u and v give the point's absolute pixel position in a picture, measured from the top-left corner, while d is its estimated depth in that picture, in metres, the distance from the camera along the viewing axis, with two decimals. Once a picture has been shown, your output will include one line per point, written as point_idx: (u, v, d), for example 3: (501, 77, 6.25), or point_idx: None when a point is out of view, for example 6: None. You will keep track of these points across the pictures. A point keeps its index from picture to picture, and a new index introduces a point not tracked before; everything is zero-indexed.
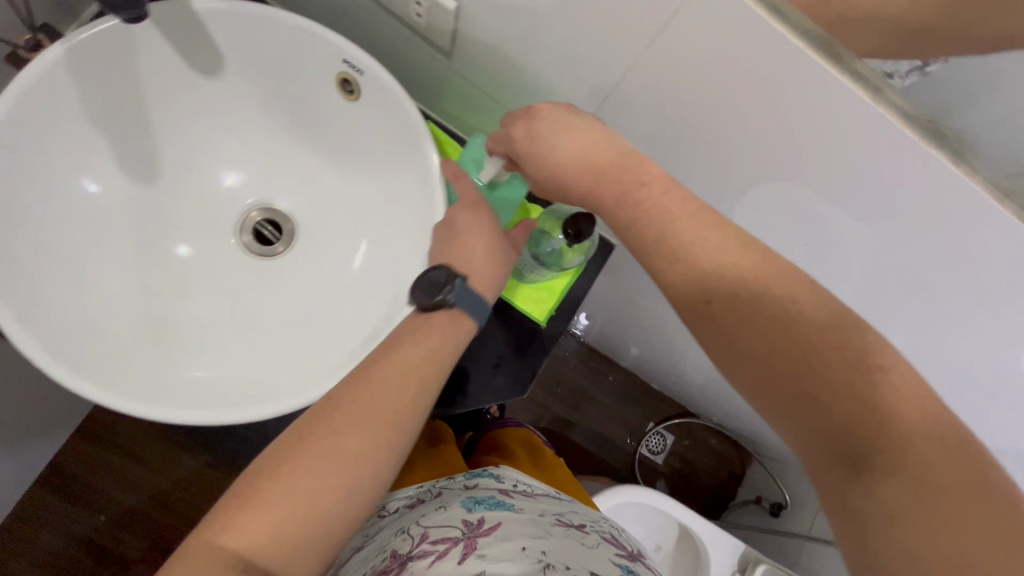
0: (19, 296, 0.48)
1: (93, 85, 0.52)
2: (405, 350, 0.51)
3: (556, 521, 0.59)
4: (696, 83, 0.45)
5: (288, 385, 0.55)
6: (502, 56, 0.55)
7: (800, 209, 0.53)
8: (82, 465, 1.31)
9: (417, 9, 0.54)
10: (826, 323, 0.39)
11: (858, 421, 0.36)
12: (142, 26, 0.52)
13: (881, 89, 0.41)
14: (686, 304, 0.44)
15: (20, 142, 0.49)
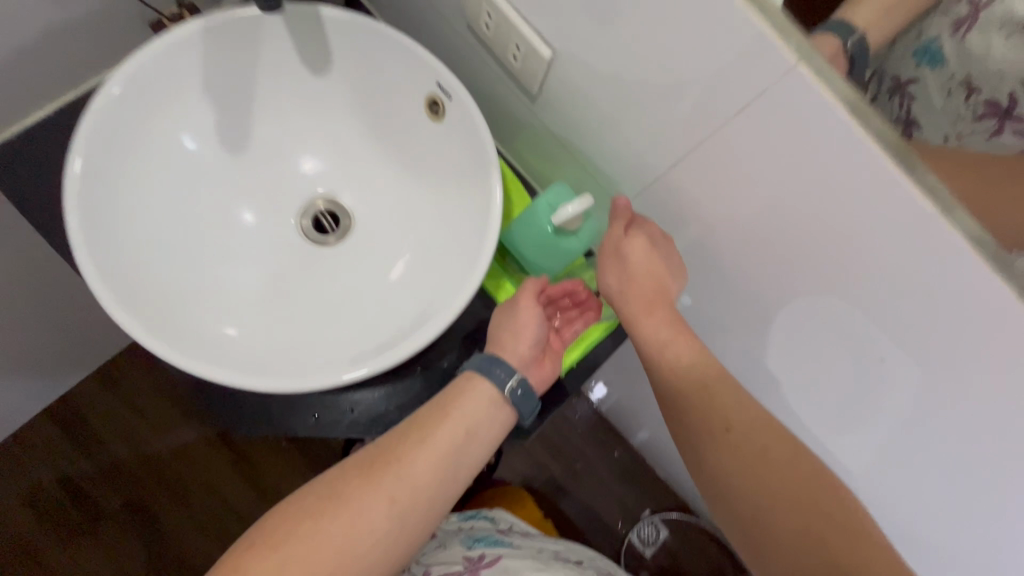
0: (95, 222, 0.53)
1: (217, 59, 0.59)
2: (457, 408, 0.58)
3: (551, 557, 0.74)
4: (766, 167, 0.47)
5: (305, 368, 0.56)
6: (581, 111, 0.58)
7: (849, 316, 0.52)
8: (88, 408, 1.35)
9: (514, 53, 0.58)
10: (816, 472, 0.51)
11: (840, 559, 0.48)
12: (272, 18, 0.58)
13: (951, 209, 0.40)
14: (715, 431, 0.54)
15: (141, 92, 0.56)
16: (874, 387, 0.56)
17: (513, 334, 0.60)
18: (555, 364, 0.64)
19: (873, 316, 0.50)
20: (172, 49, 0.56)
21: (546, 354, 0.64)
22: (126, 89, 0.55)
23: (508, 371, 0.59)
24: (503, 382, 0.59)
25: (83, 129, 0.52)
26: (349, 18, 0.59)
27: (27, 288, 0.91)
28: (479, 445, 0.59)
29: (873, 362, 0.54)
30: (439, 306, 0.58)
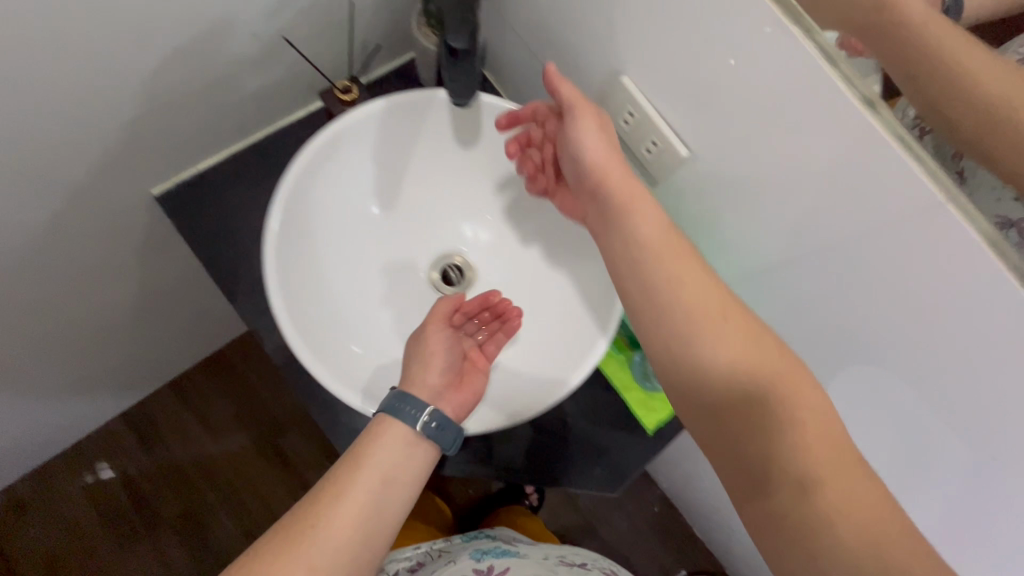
0: (283, 265, 0.62)
1: (390, 130, 0.68)
2: (374, 457, 0.57)
3: (559, 562, 0.81)
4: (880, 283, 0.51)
5: (441, 412, 0.63)
6: (700, 203, 0.65)
7: (943, 437, 0.54)
8: (161, 412, 1.42)
9: (649, 147, 0.66)
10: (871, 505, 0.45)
11: None
12: (442, 100, 0.67)
13: (1001, 250, 0.43)
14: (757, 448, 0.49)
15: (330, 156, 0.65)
16: (962, 515, 0.56)
17: (416, 349, 0.63)
18: (473, 385, 0.65)
19: (965, 443, 0.52)
20: (355, 126, 0.65)
21: (466, 375, 0.65)
22: (313, 160, 0.64)
23: (420, 406, 0.59)
24: (413, 419, 0.58)
25: (284, 193, 0.62)
26: (506, 105, 0.68)
27: (150, 301, 1.00)
28: (395, 488, 0.57)
29: (962, 486, 0.55)
30: (560, 368, 0.65)
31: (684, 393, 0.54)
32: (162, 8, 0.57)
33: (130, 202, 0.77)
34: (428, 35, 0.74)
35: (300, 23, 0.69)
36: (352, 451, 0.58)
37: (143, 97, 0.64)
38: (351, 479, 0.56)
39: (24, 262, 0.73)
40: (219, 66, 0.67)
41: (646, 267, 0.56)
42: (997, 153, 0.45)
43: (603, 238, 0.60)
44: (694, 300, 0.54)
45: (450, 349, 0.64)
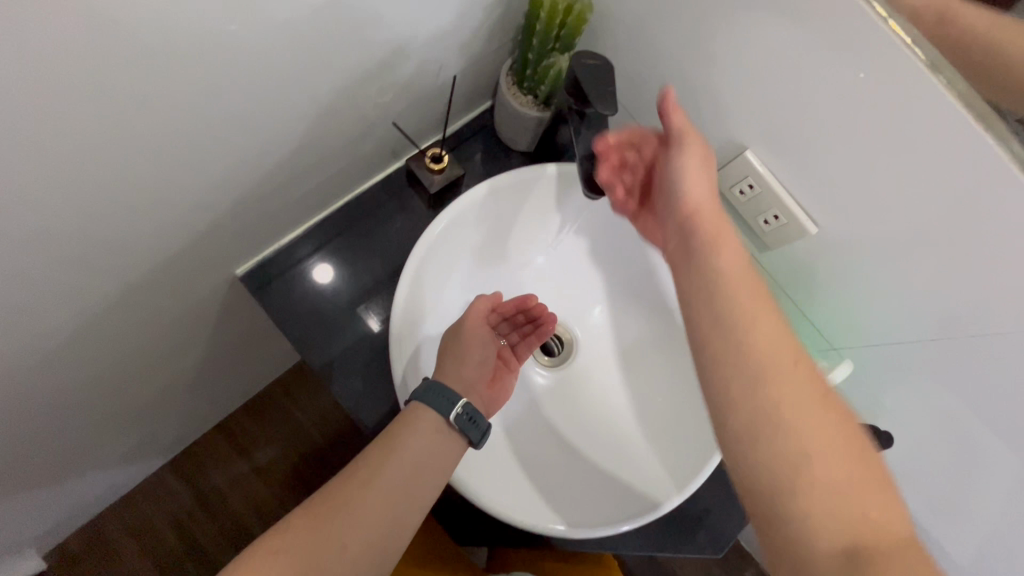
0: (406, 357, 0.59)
1: (499, 206, 0.65)
2: (402, 450, 0.55)
3: None
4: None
5: (583, 509, 0.61)
6: (825, 265, 0.64)
7: None
8: (207, 454, 1.38)
9: (768, 220, 0.65)
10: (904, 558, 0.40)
11: None
12: (551, 175, 0.66)
13: None
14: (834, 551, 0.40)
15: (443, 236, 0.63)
16: None
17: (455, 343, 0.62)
18: (506, 386, 0.63)
19: None
20: (463, 213, 0.63)
21: (498, 375, 0.64)
22: (425, 255, 0.61)
23: (451, 397, 0.58)
24: (447, 408, 0.57)
25: (403, 295, 0.60)
26: None
27: (214, 365, 0.96)
28: (420, 478, 0.55)
29: None
30: (695, 450, 0.63)
31: (801, 494, 0.42)
32: (265, 94, 0.54)
33: (210, 282, 0.74)
34: (518, 94, 0.71)
35: (390, 92, 0.66)
36: (387, 432, 0.57)
37: (234, 181, 0.62)
38: (381, 461, 0.55)
39: (108, 352, 0.70)
40: (309, 142, 0.64)
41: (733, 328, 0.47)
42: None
43: (677, 284, 0.53)
44: (781, 382, 0.44)
45: (487, 349, 0.63)
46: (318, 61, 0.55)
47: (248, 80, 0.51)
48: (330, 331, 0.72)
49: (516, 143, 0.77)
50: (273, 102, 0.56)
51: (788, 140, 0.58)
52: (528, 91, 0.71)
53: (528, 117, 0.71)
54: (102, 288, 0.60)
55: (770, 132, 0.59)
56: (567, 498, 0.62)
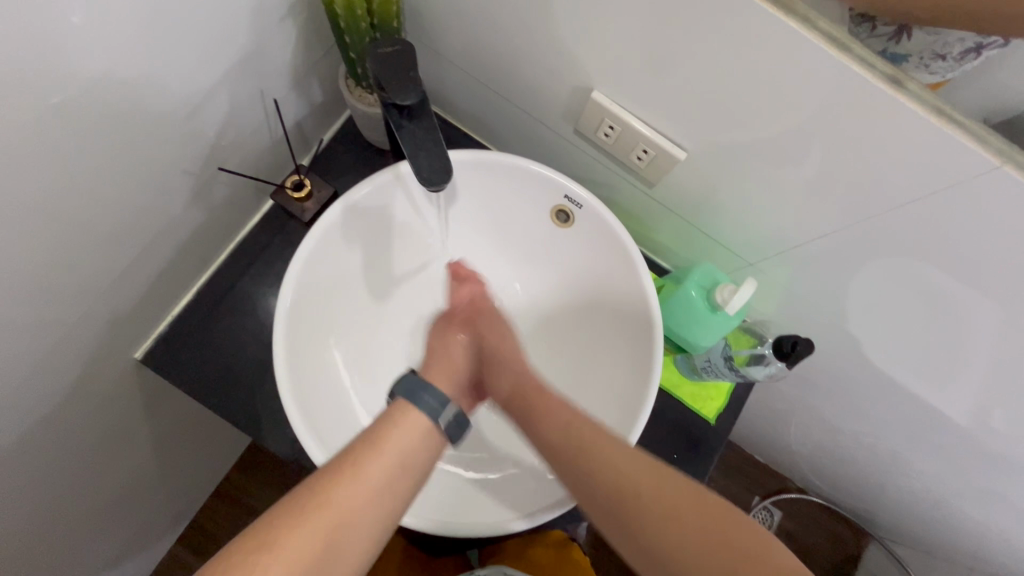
0: (306, 402, 0.56)
1: (363, 220, 0.62)
2: (396, 436, 0.51)
3: None
4: (934, 213, 0.49)
5: (515, 503, 0.62)
6: (710, 178, 0.62)
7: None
8: (212, 521, 1.33)
9: (641, 155, 0.62)
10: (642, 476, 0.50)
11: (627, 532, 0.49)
12: (407, 173, 0.62)
13: (901, 81, 0.43)
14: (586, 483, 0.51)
15: (312, 268, 0.59)
16: None
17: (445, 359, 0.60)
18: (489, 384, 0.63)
19: None
20: (326, 237, 0.59)
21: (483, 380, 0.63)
22: (299, 294, 0.58)
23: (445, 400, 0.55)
24: (436, 410, 0.54)
25: (280, 337, 0.55)
26: (473, 157, 0.62)
27: (170, 444, 0.94)
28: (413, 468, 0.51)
29: None
30: (627, 409, 0.61)
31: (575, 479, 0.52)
32: (74, 184, 0.50)
33: (117, 375, 0.71)
34: (363, 95, 0.67)
35: (223, 133, 0.62)
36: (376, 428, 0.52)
37: (89, 276, 0.58)
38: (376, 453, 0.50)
39: (34, 477, 0.67)
40: (156, 210, 0.61)
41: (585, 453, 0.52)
42: (837, 21, 0.44)
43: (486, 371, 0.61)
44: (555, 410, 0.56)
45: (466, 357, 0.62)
46: (118, 133, 0.51)
47: (46, 178, 0.48)
48: (250, 387, 0.70)
49: (383, 143, 0.74)
50: (91, 189, 0.52)
51: (632, 68, 0.55)
52: (371, 89, 0.67)
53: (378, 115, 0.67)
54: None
55: (611, 67, 0.56)
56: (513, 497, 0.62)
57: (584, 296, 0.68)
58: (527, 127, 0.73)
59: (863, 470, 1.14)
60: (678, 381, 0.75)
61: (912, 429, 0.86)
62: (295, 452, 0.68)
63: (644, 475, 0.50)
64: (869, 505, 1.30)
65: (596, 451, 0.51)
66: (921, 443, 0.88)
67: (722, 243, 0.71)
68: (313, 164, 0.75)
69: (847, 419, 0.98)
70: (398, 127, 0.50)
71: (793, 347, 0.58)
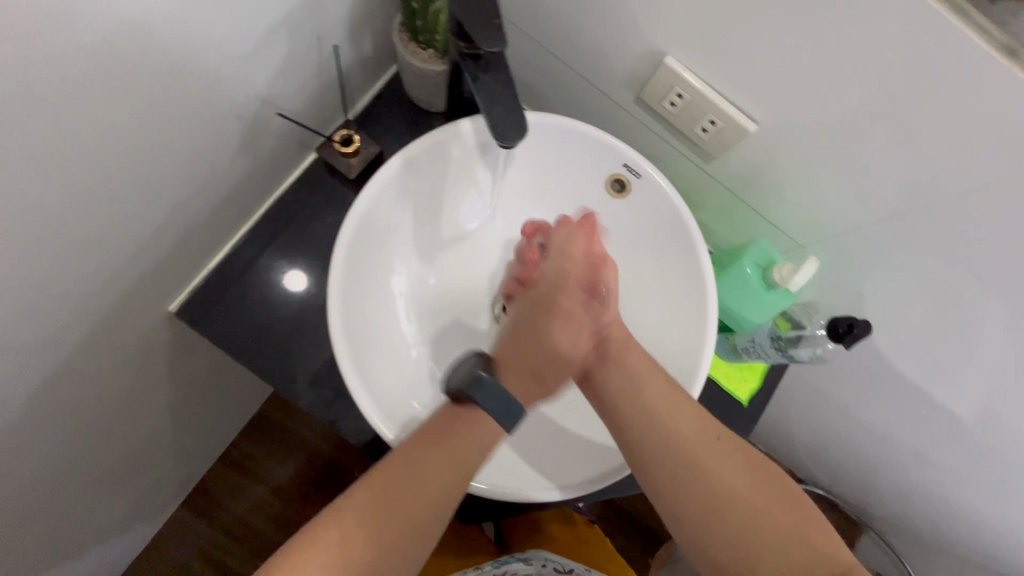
0: (358, 357, 0.55)
1: (419, 176, 0.61)
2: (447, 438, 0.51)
3: None
4: (1010, 202, 0.49)
5: (567, 470, 0.61)
6: (773, 155, 0.61)
7: None
8: (215, 485, 1.31)
9: (705, 127, 0.61)
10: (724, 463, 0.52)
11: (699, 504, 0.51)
12: (466, 132, 0.60)
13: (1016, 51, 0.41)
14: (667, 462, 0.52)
15: (367, 222, 0.58)
16: None
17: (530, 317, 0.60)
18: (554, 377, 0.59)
19: None
20: (381, 192, 0.58)
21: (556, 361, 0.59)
22: (353, 247, 0.57)
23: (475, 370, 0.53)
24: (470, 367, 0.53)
25: (336, 289, 0.54)
26: (535, 119, 0.61)
27: (187, 405, 0.92)
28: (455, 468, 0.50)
29: None
30: (677, 381, 0.61)
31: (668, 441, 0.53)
32: (121, 116, 0.48)
33: (147, 325, 0.69)
34: (418, 51, 0.65)
35: (274, 78, 0.60)
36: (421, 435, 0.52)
37: (128, 219, 0.56)
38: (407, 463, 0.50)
39: (57, 427, 0.65)
40: (201, 157, 0.59)
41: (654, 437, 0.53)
42: None
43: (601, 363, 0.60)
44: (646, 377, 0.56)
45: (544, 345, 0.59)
46: (172, 67, 0.49)
47: (94, 106, 0.45)
48: (285, 345, 0.68)
49: (431, 103, 0.72)
50: (138, 123, 0.49)
51: (708, 33, 0.53)
52: (427, 45, 0.65)
53: (432, 73, 0.65)
54: (20, 369, 0.55)
55: (689, 32, 0.54)
56: (559, 466, 0.61)
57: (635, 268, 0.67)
58: (581, 96, 0.71)
59: (871, 466, 1.14)
60: (714, 360, 0.75)
61: (932, 427, 0.86)
62: (330, 413, 0.67)
63: (717, 459, 0.52)
64: (868, 499, 1.32)
65: (668, 430, 0.53)
66: (938, 442, 0.88)
67: (773, 225, 0.70)
68: (358, 121, 0.73)
69: (864, 413, 0.98)
70: (474, 79, 0.48)
71: (849, 328, 0.58)
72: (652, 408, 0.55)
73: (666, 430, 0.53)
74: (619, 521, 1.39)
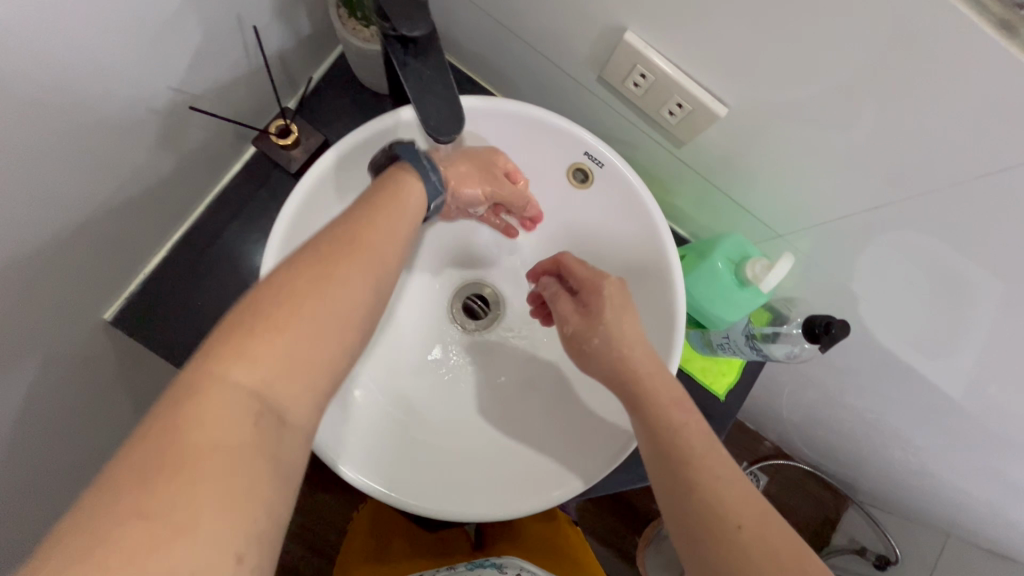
0: None
1: (356, 170, 0.56)
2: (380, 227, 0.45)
3: None
4: (1005, 194, 0.44)
5: (516, 482, 0.57)
6: (747, 139, 0.56)
7: None
8: None
9: (673, 109, 0.56)
10: (743, 501, 0.43)
11: (713, 550, 0.42)
12: (407, 120, 0.55)
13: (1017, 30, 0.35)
14: (676, 490, 0.45)
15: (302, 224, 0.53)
16: None
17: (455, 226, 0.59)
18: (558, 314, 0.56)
19: None
20: (316, 188, 0.53)
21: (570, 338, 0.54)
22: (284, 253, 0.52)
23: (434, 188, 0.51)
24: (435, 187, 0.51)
25: None
26: (483, 103, 0.56)
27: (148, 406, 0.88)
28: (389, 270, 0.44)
29: None
30: None
31: (679, 455, 0.45)
32: (25, 129, 0.42)
33: (85, 336, 0.65)
34: (358, 28, 0.59)
35: (197, 66, 0.54)
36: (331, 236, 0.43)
37: (52, 237, 0.51)
38: (298, 273, 0.39)
39: (0, 452, 0.62)
40: (122, 158, 0.53)
41: (659, 416, 0.47)
42: None
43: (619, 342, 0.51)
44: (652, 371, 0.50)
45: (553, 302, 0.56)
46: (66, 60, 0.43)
47: None
48: None
49: (379, 85, 0.66)
50: (45, 134, 0.44)
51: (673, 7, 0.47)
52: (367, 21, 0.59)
53: (374, 53, 0.59)
54: None
55: (653, 7, 0.48)
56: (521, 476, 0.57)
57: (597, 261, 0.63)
58: (541, 75, 0.65)
59: (857, 444, 1.13)
60: (689, 355, 0.71)
61: (921, 412, 0.83)
62: None
63: (733, 495, 0.43)
64: (856, 474, 1.31)
65: (671, 414, 0.47)
66: (925, 425, 0.86)
67: (749, 212, 0.65)
68: (300, 107, 0.67)
69: (849, 393, 0.96)
70: (401, 65, 0.42)
71: (826, 328, 0.54)
72: (661, 425, 0.47)
73: (674, 448, 0.46)
74: (606, 501, 1.39)
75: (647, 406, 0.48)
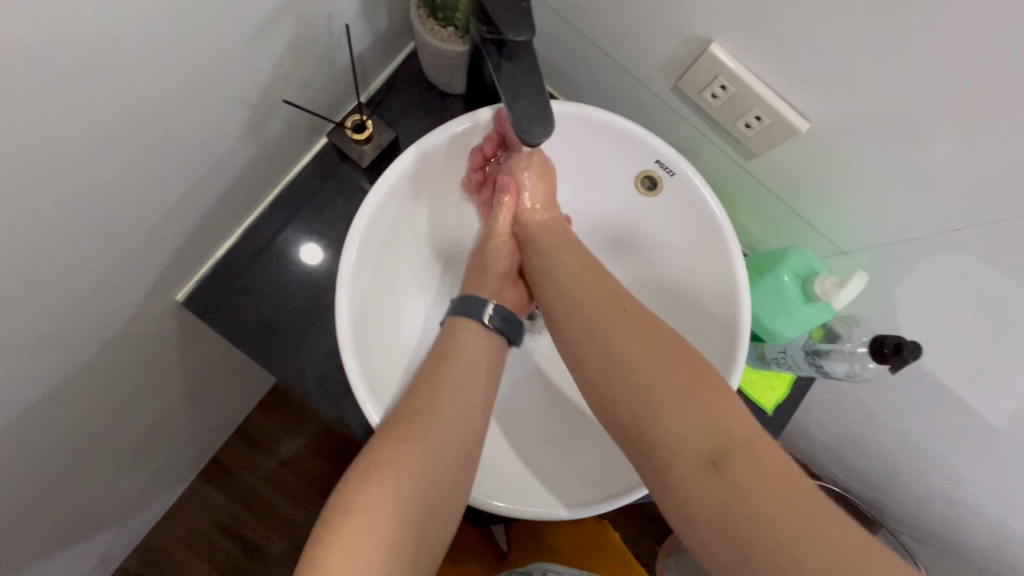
0: (367, 361, 0.54)
1: (428, 172, 0.59)
2: (455, 351, 0.54)
3: None
4: None
5: (579, 488, 0.58)
6: (820, 154, 0.55)
7: None
8: (232, 457, 1.31)
9: (750, 122, 0.56)
10: (708, 419, 0.43)
11: (703, 485, 0.41)
12: (479, 126, 0.59)
13: None
14: (648, 439, 0.45)
15: (379, 220, 0.56)
16: None
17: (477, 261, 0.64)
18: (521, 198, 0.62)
19: None
20: (396, 183, 0.56)
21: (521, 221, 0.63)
22: (363, 247, 0.54)
23: (481, 302, 0.58)
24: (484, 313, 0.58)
25: (345, 277, 0.53)
26: (567, 109, 0.58)
27: (201, 387, 0.91)
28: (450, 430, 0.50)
29: None
30: None
31: (635, 399, 0.47)
32: (115, 101, 0.44)
33: (154, 315, 0.67)
34: (436, 29, 0.60)
35: (282, 59, 0.55)
36: (417, 378, 0.53)
37: (130, 211, 0.53)
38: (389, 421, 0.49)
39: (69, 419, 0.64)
40: (206, 145, 0.55)
41: (620, 367, 0.49)
42: None
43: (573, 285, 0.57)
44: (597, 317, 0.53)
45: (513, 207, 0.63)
46: (168, 49, 0.44)
47: (83, 93, 0.41)
48: (293, 339, 0.66)
49: (451, 86, 0.67)
50: (131, 110, 0.46)
51: (760, 18, 0.47)
52: (447, 22, 0.60)
53: (452, 55, 0.60)
54: (25, 363, 0.53)
55: (735, 13, 0.49)
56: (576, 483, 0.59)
57: (657, 268, 0.65)
58: (610, 82, 0.66)
59: (900, 483, 1.09)
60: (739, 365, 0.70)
61: (976, 445, 0.80)
62: (339, 411, 0.65)
63: (692, 412, 0.44)
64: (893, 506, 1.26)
65: (614, 357, 0.50)
66: (979, 461, 0.83)
67: (812, 229, 0.65)
68: (372, 104, 0.69)
69: (897, 424, 0.93)
70: (498, 68, 0.43)
71: (896, 350, 0.54)
72: (611, 361, 0.50)
73: (629, 392, 0.48)
74: (634, 512, 1.38)
75: (593, 362, 0.52)
